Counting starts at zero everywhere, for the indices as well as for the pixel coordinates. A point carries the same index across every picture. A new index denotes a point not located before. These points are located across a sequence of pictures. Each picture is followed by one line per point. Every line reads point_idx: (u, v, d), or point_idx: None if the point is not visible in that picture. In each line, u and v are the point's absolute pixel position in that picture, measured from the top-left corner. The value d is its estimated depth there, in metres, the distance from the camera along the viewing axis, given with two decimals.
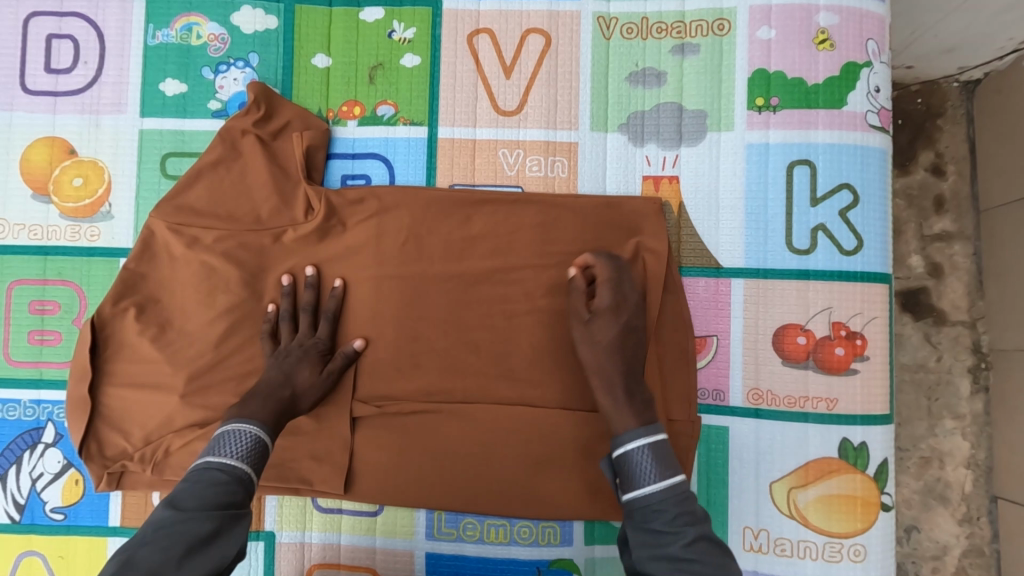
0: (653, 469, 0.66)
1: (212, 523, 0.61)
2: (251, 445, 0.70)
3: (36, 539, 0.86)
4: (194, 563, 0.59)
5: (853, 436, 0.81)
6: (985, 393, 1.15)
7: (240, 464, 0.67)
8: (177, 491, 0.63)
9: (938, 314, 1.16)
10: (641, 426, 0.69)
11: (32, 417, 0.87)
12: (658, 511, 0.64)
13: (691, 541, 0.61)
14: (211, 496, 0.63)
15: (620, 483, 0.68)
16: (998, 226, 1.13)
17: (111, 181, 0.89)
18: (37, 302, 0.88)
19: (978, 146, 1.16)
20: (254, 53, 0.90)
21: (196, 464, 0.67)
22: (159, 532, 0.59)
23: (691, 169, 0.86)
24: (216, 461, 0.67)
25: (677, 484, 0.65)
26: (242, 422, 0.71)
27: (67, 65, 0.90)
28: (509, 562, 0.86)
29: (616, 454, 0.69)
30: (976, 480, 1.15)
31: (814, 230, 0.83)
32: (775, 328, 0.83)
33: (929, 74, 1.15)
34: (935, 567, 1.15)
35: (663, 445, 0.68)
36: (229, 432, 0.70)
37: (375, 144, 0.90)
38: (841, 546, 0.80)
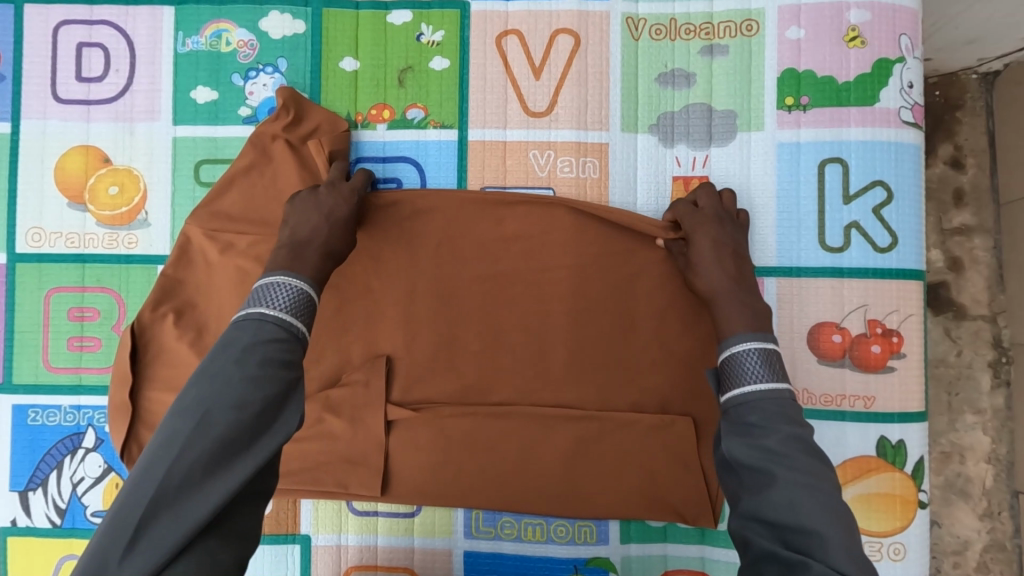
0: (761, 371, 0.68)
1: (274, 379, 0.62)
2: (298, 298, 0.69)
3: (77, 543, 0.87)
4: (265, 424, 0.60)
5: (891, 434, 0.81)
6: (1005, 387, 1.15)
7: (292, 316, 0.68)
8: (238, 346, 0.63)
9: (958, 307, 1.15)
10: (750, 333, 0.71)
11: (72, 422, 0.88)
12: (757, 408, 0.66)
13: (786, 437, 0.62)
14: (274, 352, 0.64)
15: (722, 384, 0.71)
16: (1018, 218, 1.12)
17: (146, 188, 0.90)
18: (76, 309, 0.89)
19: (999, 139, 1.15)
20: (284, 58, 0.90)
21: (246, 318, 0.66)
22: (225, 390, 0.59)
23: (721, 168, 0.86)
24: (265, 315, 0.66)
25: (780, 389, 0.66)
26: (286, 275, 0.70)
27: (99, 73, 0.90)
28: (546, 561, 0.86)
29: (723, 357, 0.72)
30: (998, 475, 1.15)
31: (849, 228, 0.82)
32: (811, 326, 0.83)
33: (950, 66, 1.14)
34: (956, 562, 1.15)
35: (774, 355, 0.69)
36: (274, 285, 0.69)
37: (405, 147, 0.90)
38: (881, 545, 0.80)
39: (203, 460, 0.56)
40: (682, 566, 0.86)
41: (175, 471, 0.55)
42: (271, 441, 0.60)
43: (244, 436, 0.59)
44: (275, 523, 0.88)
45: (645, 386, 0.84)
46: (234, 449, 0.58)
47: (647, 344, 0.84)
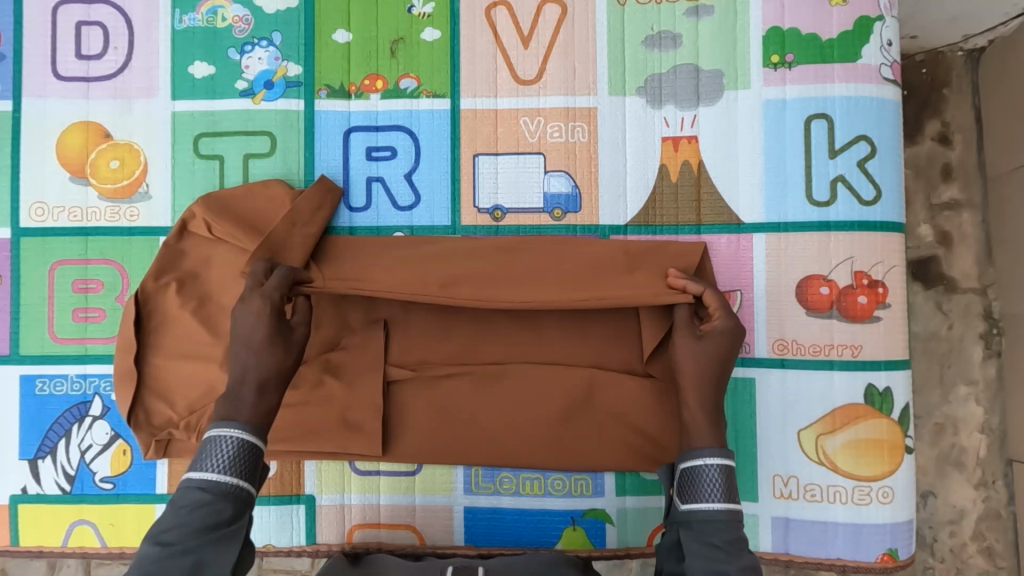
0: (719, 489, 0.68)
1: (195, 551, 0.59)
2: (234, 454, 0.64)
3: (86, 509, 0.90)
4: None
5: (878, 380, 0.83)
6: (997, 358, 1.17)
7: (225, 477, 0.63)
8: (165, 521, 0.60)
9: (949, 281, 1.18)
10: (716, 445, 0.71)
11: (79, 391, 0.90)
12: (718, 529, 0.66)
13: (745, 566, 0.64)
14: (197, 522, 0.60)
15: (683, 494, 0.71)
16: (1005, 193, 1.14)
17: (147, 162, 0.92)
18: (80, 281, 0.91)
19: (984, 116, 1.18)
20: (278, 32, 0.92)
21: (179, 482, 0.63)
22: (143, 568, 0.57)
23: (709, 128, 0.88)
24: (197, 476, 0.62)
25: (735, 511, 0.67)
26: (225, 427, 0.65)
27: (98, 51, 0.92)
28: (545, 513, 0.89)
29: (688, 466, 0.71)
30: (991, 445, 1.17)
31: (835, 182, 0.85)
32: (800, 280, 0.85)
33: (934, 43, 1.17)
34: (953, 531, 1.17)
35: (732, 470, 0.70)
36: (212, 440, 0.64)
37: (398, 116, 0.92)
38: (869, 489, 0.82)
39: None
40: None
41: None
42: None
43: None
44: (279, 485, 0.90)
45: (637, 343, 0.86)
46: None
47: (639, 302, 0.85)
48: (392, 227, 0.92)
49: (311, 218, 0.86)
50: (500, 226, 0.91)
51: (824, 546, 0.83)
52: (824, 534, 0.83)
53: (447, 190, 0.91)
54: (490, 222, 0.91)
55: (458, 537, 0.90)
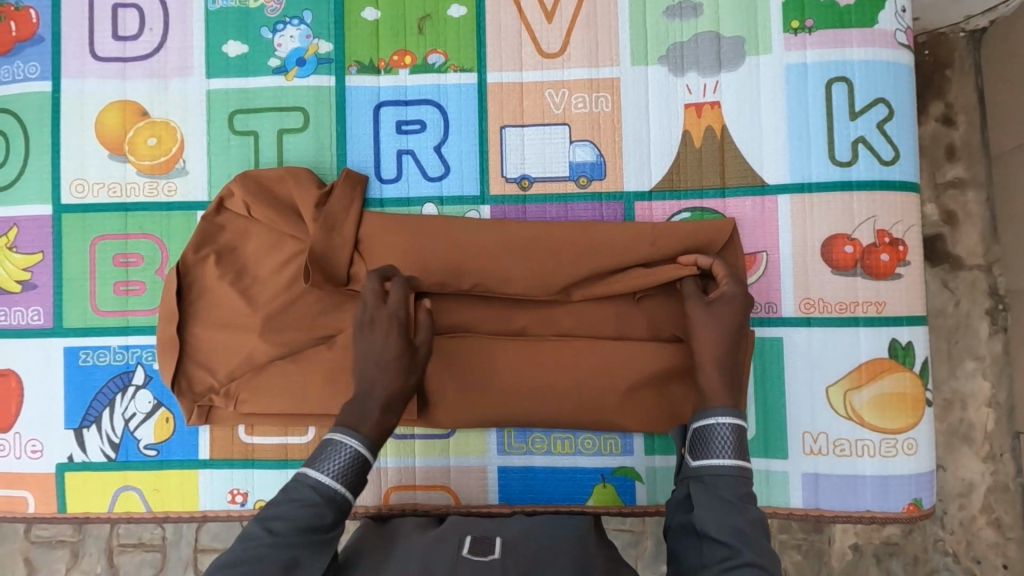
0: (731, 447, 0.73)
1: (293, 550, 0.66)
2: (347, 463, 0.72)
3: (131, 475, 0.93)
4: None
5: (901, 336, 0.86)
6: (1003, 334, 1.20)
7: (333, 483, 0.70)
8: (276, 510, 0.68)
9: (954, 260, 1.21)
10: (729, 406, 0.75)
11: (122, 361, 0.93)
12: (727, 483, 0.71)
13: (752, 519, 0.68)
14: (303, 520, 0.67)
15: (694, 450, 0.75)
16: (1008, 171, 1.17)
17: (183, 139, 0.94)
18: (121, 255, 0.94)
19: (987, 97, 1.20)
20: (308, 11, 0.95)
21: (296, 477, 0.71)
22: (250, 550, 0.64)
23: (732, 93, 0.91)
24: (313, 477, 0.70)
25: (744, 468, 0.72)
26: (344, 435, 0.73)
27: (134, 31, 0.95)
28: (576, 471, 0.92)
29: (701, 424, 0.75)
30: (999, 419, 1.20)
31: (855, 143, 0.88)
32: (823, 240, 0.88)
33: (935, 24, 1.19)
34: (962, 504, 1.20)
35: (743, 431, 0.74)
36: (331, 445, 0.72)
37: (428, 91, 0.95)
38: (895, 441, 0.85)
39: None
40: None
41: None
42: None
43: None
44: None
45: (665, 305, 0.88)
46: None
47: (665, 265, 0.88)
48: (422, 198, 0.95)
49: (347, 207, 0.91)
50: (528, 194, 0.94)
51: (854, 499, 0.86)
52: (853, 487, 0.86)
53: (475, 162, 0.94)
54: (518, 191, 0.94)
55: (493, 497, 0.93)
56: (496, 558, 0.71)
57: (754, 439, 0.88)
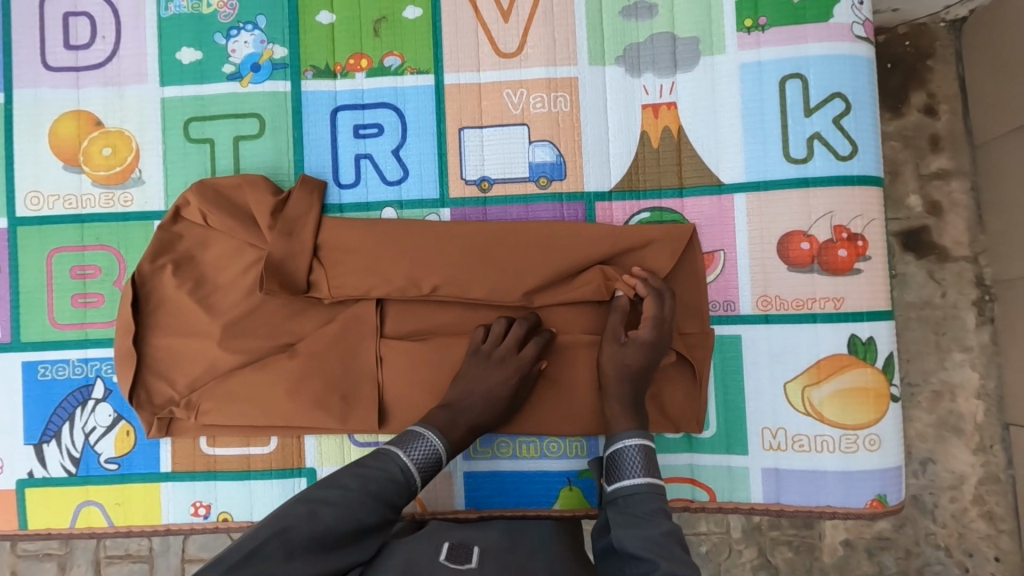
0: (640, 466, 0.77)
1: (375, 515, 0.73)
2: (430, 457, 0.80)
3: (93, 490, 0.92)
4: (354, 543, 0.70)
5: (861, 331, 0.86)
6: (991, 324, 1.17)
7: (414, 471, 0.78)
8: (367, 477, 0.75)
9: (941, 251, 1.17)
10: (636, 428, 0.80)
11: (81, 375, 0.92)
12: (641, 500, 0.74)
13: (667, 530, 0.71)
14: (385, 493, 0.75)
15: (609, 475, 0.79)
16: (993, 159, 1.14)
17: (138, 148, 0.93)
18: (78, 267, 0.93)
19: (968, 84, 1.17)
20: (262, 15, 0.93)
21: (385, 453, 0.78)
22: (344, 500, 0.71)
23: (688, 93, 0.91)
24: (400, 460, 0.78)
25: (655, 485, 0.76)
26: (434, 433, 0.81)
27: (86, 40, 0.94)
28: (542, 475, 0.90)
29: (612, 450, 0.79)
30: (988, 409, 1.18)
31: (811, 139, 0.87)
32: (781, 236, 0.88)
33: (914, 15, 1.16)
34: (953, 497, 1.18)
35: (651, 451, 0.79)
36: (421, 437, 0.80)
37: (385, 94, 0.94)
38: (856, 437, 0.85)
39: (302, 545, 0.66)
40: (671, 472, 0.90)
41: (282, 538, 0.65)
42: (356, 555, 0.70)
43: (336, 542, 0.68)
44: (282, 459, 0.92)
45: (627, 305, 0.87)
46: (327, 548, 0.67)
47: (626, 265, 0.88)
48: (381, 202, 0.93)
49: (305, 215, 0.89)
50: (488, 196, 0.92)
51: (815, 493, 0.87)
52: (815, 482, 0.87)
53: (434, 164, 0.93)
54: (478, 193, 0.93)
55: (459, 502, 0.91)
56: (474, 566, 0.70)
57: (717, 435, 0.89)
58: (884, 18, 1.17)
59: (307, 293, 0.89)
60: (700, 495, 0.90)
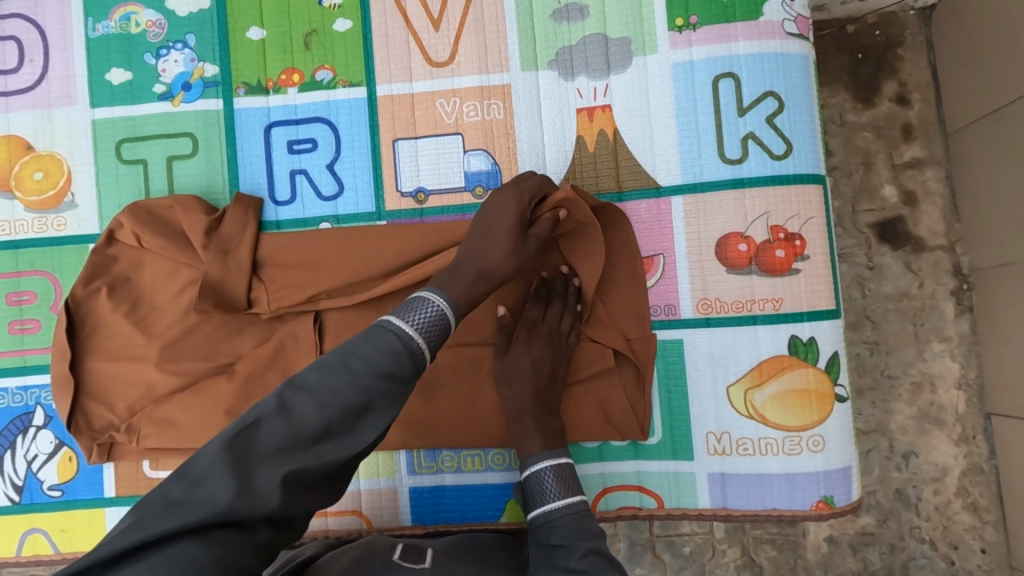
0: (556, 489, 0.75)
1: (367, 392, 0.57)
2: (433, 320, 0.65)
3: (37, 518, 0.91)
4: (341, 432, 0.56)
5: (801, 332, 0.84)
6: (969, 313, 1.15)
7: (417, 336, 0.63)
8: (355, 343, 0.60)
9: (917, 240, 1.15)
10: (546, 449, 0.78)
11: (21, 402, 0.92)
12: (559, 526, 0.72)
13: (586, 551, 0.68)
14: (380, 359, 0.59)
15: (529, 503, 0.77)
16: (966, 146, 1.12)
17: (70, 171, 0.93)
18: (14, 293, 0.92)
19: (940, 72, 1.16)
20: (191, 34, 0.93)
21: (378, 321, 0.63)
22: (327, 383, 0.56)
23: (622, 95, 0.89)
24: (396, 323, 0.63)
25: (576, 502, 0.73)
26: (432, 295, 0.67)
27: (15, 64, 0.93)
28: (487, 488, 0.89)
29: (526, 476, 0.78)
30: (969, 400, 1.15)
31: (745, 139, 0.86)
32: (718, 239, 0.87)
33: (880, 3, 1.14)
34: (937, 489, 1.15)
35: (567, 468, 0.77)
36: (417, 302, 0.66)
37: (317, 108, 0.93)
38: (800, 438, 0.84)
39: (270, 448, 0.54)
40: (620, 481, 0.89)
41: (244, 444, 0.53)
42: (342, 450, 0.56)
43: (310, 438, 0.55)
44: None
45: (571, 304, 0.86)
46: (299, 449, 0.54)
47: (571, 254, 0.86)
48: (318, 217, 0.93)
49: (238, 231, 0.88)
50: (424, 208, 0.92)
51: (760, 496, 0.86)
52: (760, 486, 0.86)
53: (370, 177, 0.92)
54: (414, 205, 0.92)
55: (405, 518, 0.90)
56: (427, 567, 0.69)
57: (662, 442, 0.88)
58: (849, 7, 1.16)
59: (245, 310, 0.88)
60: (648, 502, 0.88)
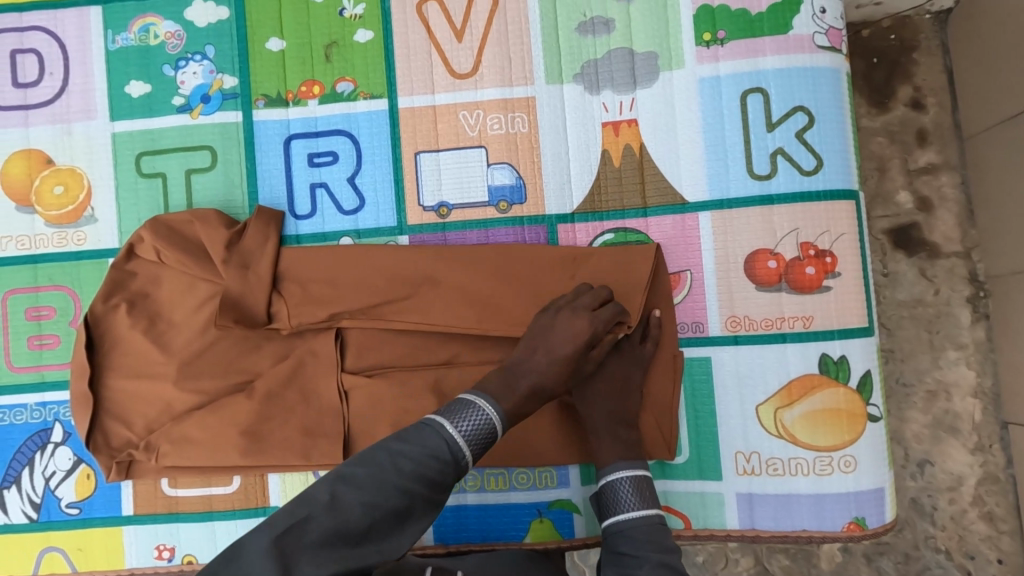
0: (632, 500, 0.75)
1: (410, 499, 0.59)
2: (482, 430, 0.66)
3: (54, 536, 0.90)
4: (383, 533, 0.58)
5: (832, 350, 0.83)
6: (986, 321, 1.13)
7: (464, 446, 0.64)
8: (407, 444, 0.62)
9: (931, 247, 1.13)
10: (623, 459, 0.77)
11: (39, 419, 0.90)
12: (631, 536, 0.73)
13: (659, 563, 0.69)
14: (427, 468, 0.61)
15: (603, 508, 0.77)
16: (982, 151, 1.10)
17: (90, 185, 0.91)
18: (33, 309, 0.91)
19: (956, 77, 1.14)
20: (210, 45, 0.92)
21: (429, 421, 0.64)
22: (375, 480, 0.59)
23: (647, 109, 0.88)
24: (448, 429, 0.64)
25: (652, 514, 0.74)
26: (484, 400, 0.68)
27: (34, 77, 0.92)
28: (510, 508, 0.88)
29: (601, 484, 0.78)
30: (985, 408, 1.13)
31: (774, 155, 0.84)
32: (747, 255, 0.85)
33: (898, 7, 1.12)
34: (952, 498, 1.14)
35: (645, 480, 0.76)
36: (469, 405, 0.67)
37: (337, 121, 0.91)
38: (831, 458, 0.83)
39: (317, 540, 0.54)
40: None
41: (293, 534, 0.53)
42: (381, 551, 0.57)
43: (352, 537, 0.56)
44: (245, 498, 0.90)
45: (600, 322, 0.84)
46: (341, 546, 0.55)
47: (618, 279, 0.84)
48: (338, 232, 0.91)
49: (258, 247, 0.87)
50: (446, 222, 0.90)
51: (789, 516, 0.84)
52: (788, 506, 0.84)
53: (391, 191, 0.91)
54: (436, 220, 0.90)
55: (428, 538, 0.89)
56: None
57: (688, 461, 0.86)
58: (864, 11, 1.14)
59: (264, 326, 0.86)
60: (674, 523, 0.87)
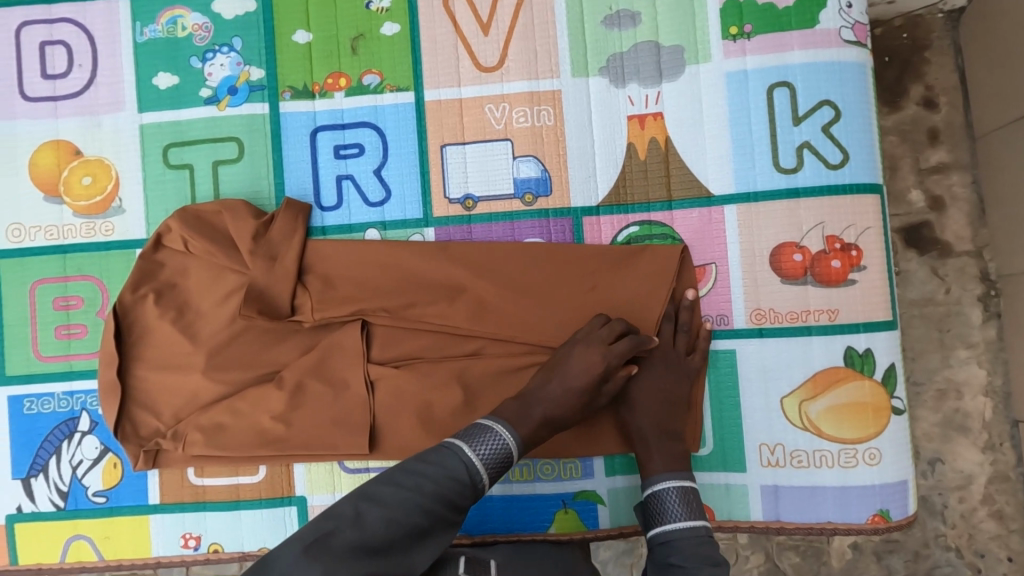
0: (680, 511, 0.75)
1: (429, 520, 0.61)
2: (499, 455, 0.68)
3: (81, 524, 0.90)
4: (403, 551, 0.59)
5: (857, 343, 0.84)
6: (997, 320, 1.14)
7: (480, 469, 0.66)
8: (428, 466, 0.63)
9: (943, 246, 1.14)
10: (669, 470, 0.78)
11: (66, 408, 0.91)
12: (679, 547, 0.72)
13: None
14: (446, 490, 0.62)
15: (649, 520, 0.77)
16: (994, 150, 1.10)
17: (118, 176, 0.92)
18: (61, 298, 0.92)
19: (967, 76, 1.14)
20: (238, 37, 0.92)
21: (448, 443, 0.66)
22: (398, 498, 0.60)
23: (672, 103, 0.88)
24: (467, 453, 0.66)
25: (699, 526, 0.73)
26: (502, 427, 0.70)
27: (63, 68, 0.93)
28: (535, 498, 0.89)
29: (647, 494, 0.78)
30: (996, 407, 1.14)
31: (800, 149, 0.85)
32: (772, 248, 0.85)
33: (913, 5, 1.13)
34: (962, 497, 1.14)
35: (691, 491, 0.76)
36: (488, 430, 0.69)
37: (363, 113, 0.92)
38: (856, 451, 0.83)
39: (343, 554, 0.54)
40: None
41: (321, 547, 0.54)
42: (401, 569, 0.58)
43: (376, 551, 0.56)
44: (271, 488, 0.90)
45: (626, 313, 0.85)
46: (366, 560, 0.55)
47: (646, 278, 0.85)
48: (364, 224, 0.92)
49: (286, 238, 0.88)
50: (472, 215, 0.91)
51: (813, 508, 0.85)
52: (812, 498, 0.85)
53: (417, 184, 0.91)
54: (462, 212, 0.91)
55: None
56: None
57: (713, 454, 0.86)
58: (879, 8, 1.15)
59: (290, 317, 0.87)
60: None
